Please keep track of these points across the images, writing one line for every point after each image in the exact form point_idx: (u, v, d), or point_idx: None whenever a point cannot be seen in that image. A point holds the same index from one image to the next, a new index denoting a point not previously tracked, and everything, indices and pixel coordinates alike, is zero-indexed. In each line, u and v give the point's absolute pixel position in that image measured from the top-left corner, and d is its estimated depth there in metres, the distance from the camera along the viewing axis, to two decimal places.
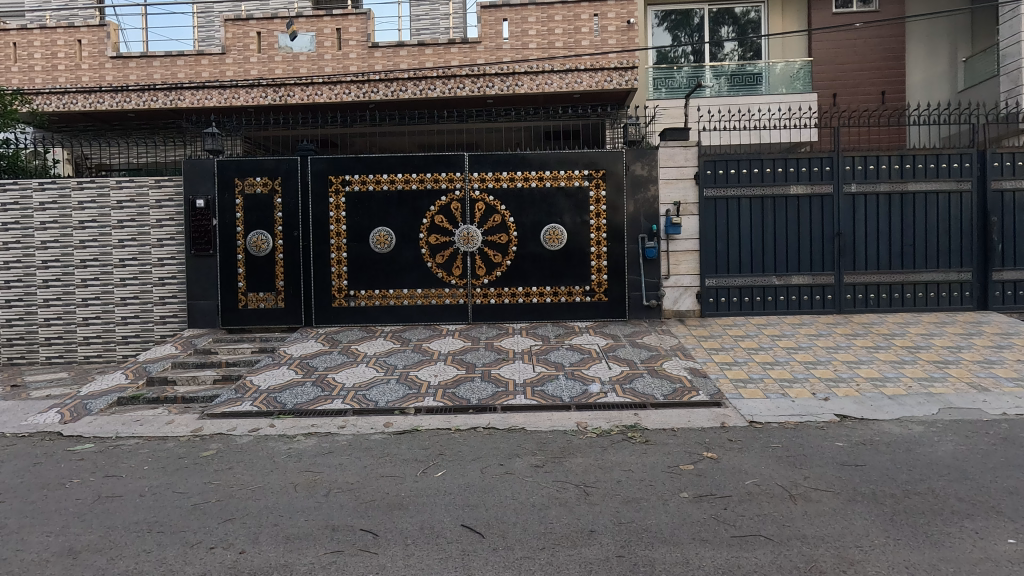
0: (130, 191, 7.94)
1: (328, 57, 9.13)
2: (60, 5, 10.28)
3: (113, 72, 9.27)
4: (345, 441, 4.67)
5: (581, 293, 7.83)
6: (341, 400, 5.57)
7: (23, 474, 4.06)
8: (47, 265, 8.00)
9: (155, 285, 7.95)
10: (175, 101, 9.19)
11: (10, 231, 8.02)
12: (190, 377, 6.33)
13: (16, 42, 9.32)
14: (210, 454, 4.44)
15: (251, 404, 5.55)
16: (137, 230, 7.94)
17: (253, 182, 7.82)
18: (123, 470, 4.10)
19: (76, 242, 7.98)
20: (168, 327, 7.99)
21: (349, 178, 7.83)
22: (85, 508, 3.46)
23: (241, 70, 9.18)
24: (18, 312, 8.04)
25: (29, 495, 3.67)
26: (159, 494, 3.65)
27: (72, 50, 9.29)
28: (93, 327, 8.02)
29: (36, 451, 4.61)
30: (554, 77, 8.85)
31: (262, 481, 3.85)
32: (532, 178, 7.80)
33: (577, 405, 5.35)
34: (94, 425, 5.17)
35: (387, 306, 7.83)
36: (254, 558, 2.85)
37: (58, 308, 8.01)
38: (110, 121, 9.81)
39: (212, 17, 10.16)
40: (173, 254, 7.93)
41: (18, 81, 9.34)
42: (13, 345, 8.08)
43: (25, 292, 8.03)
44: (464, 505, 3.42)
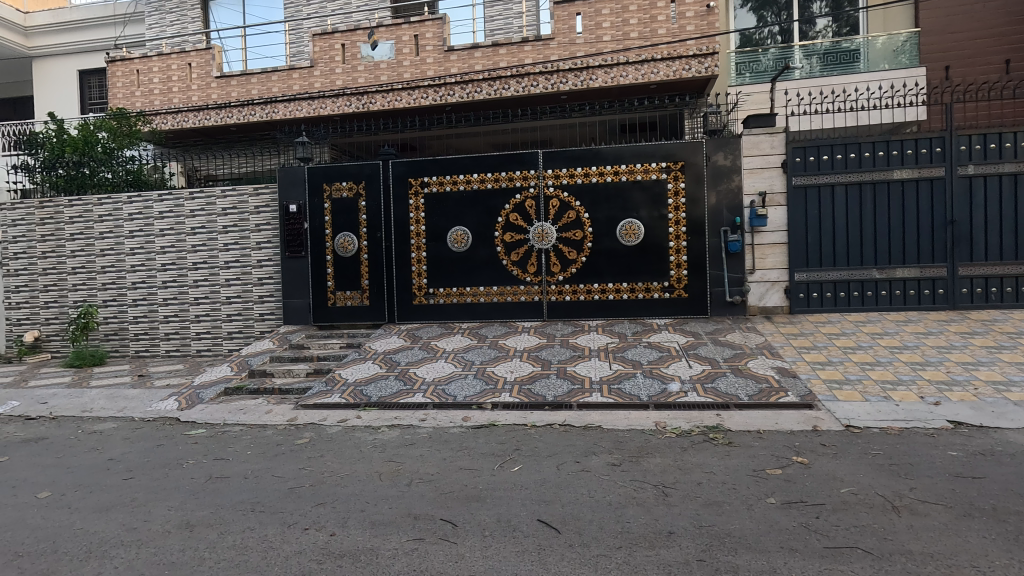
0: (233, 199, 8.67)
1: (407, 64, 9.47)
2: (173, 33, 11.40)
3: (217, 90, 10.14)
4: (426, 434, 4.85)
5: (659, 289, 7.62)
6: (422, 394, 5.79)
7: (149, 454, 4.57)
8: (165, 268, 8.92)
9: (255, 285, 8.64)
10: (271, 114, 9.90)
11: (135, 238, 9.01)
12: (286, 370, 6.83)
13: (138, 69, 10.44)
14: (304, 442, 4.77)
15: (340, 396, 5.90)
16: (239, 234, 8.67)
17: (339, 187, 8.29)
18: (230, 454, 4.50)
19: (189, 246, 8.83)
20: (267, 323, 8.65)
21: (427, 180, 8.09)
22: (199, 487, 3.83)
23: (327, 81, 9.73)
24: (142, 310, 9.02)
25: (153, 473, 4.12)
26: (261, 477, 3.98)
27: (183, 73, 10.25)
28: (203, 323, 8.83)
29: (158, 434, 5.16)
30: (629, 68, 8.67)
31: (350, 469, 4.08)
32: (607, 173, 7.69)
33: (655, 404, 5.22)
34: (206, 412, 5.70)
35: (464, 303, 8.03)
36: (344, 540, 3.03)
37: (174, 306, 8.90)
38: (216, 135, 10.70)
39: (302, 33, 10.85)
40: (270, 256, 8.58)
41: (141, 103, 10.43)
42: (138, 340, 9.07)
43: (148, 292, 8.99)
44: (539, 500, 3.46)
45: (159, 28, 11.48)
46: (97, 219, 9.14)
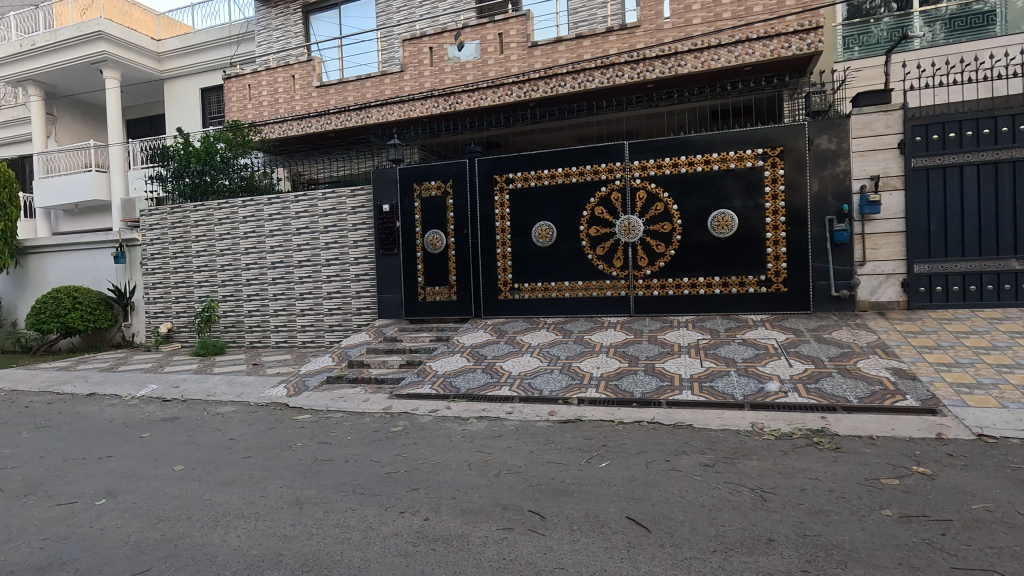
0: (333, 201, 9.26)
1: (492, 62, 9.60)
2: (279, 48, 12.35)
3: (317, 99, 10.85)
4: (513, 426, 4.93)
5: (755, 283, 7.20)
6: (508, 387, 5.88)
7: (263, 436, 5.00)
8: (274, 266, 9.70)
9: (352, 281, 9.18)
10: (365, 119, 10.44)
11: (249, 238, 9.88)
12: (381, 361, 7.22)
13: (250, 84, 11.42)
14: (399, 430, 5.01)
15: (431, 386, 6.14)
16: (338, 234, 9.25)
17: (429, 186, 8.59)
18: (333, 438, 4.83)
19: (295, 245, 9.55)
20: (363, 317, 9.16)
21: (512, 176, 8.18)
22: (306, 467, 4.15)
23: (416, 84, 10.12)
24: (255, 305, 9.88)
25: (268, 453, 4.52)
26: (360, 461, 4.24)
27: (288, 84, 11.07)
28: (307, 317, 9.52)
29: (271, 417, 5.64)
30: (721, 51, 8.22)
31: (442, 458, 4.24)
32: (697, 162, 7.38)
33: (751, 404, 4.96)
34: (311, 399, 6.15)
35: (550, 298, 8.03)
36: (436, 526, 3.15)
37: (282, 301, 9.66)
38: (317, 142, 11.40)
39: (392, 40, 11.35)
40: (366, 253, 9.08)
41: (252, 115, 11.36)
42: (252, 331, 9.94)
43: (259, 288, 9.83)
44: (628, 498, 3.39)
45: (267, 45, 12.49)
46: (217, 222, 10.13)
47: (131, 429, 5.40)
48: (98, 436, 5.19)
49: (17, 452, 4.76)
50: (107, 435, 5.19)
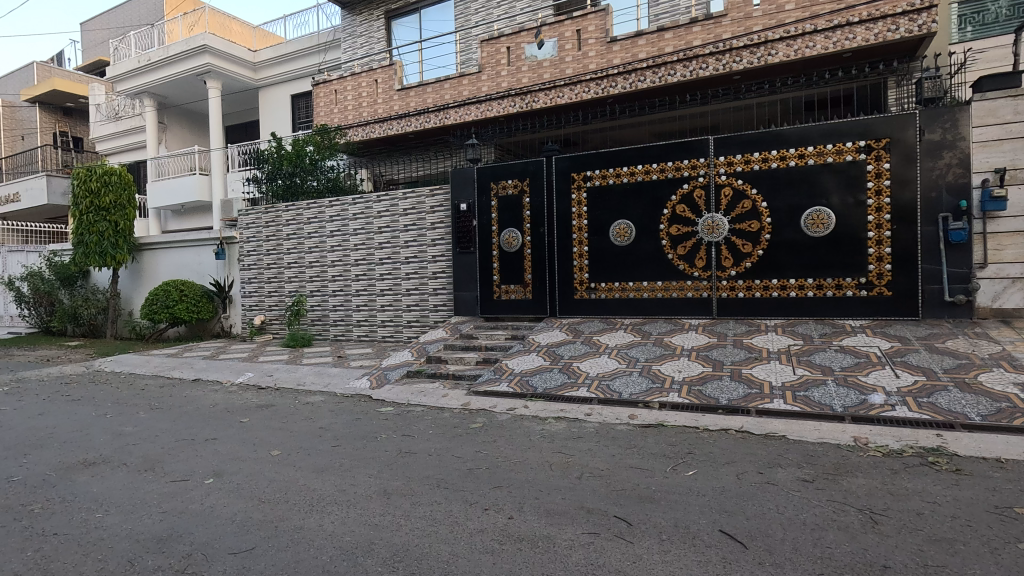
0: (412, 200, 9.53)
1: (569, 59, 9.51)
2: (363, 54, 12.87)
3: (399, 102, 11.22)
4: (592, 428, 4.85)
5: (854, 286, 6.68)
6: (586, 388, 5.79)
7: (351, 426, 5.22)
8: (357, 263, 10.13)
9: (430, 279, 9.40)
10: (444, 120, 10.66)
11: (334, 237, 10.37)
12: (458, 357, 7.35)
13: (336, 89, 11.98)
14: (478, 426, 5.07)
15: (508, 384, 6.17)
16: (417, 232, 9.51)
17: (506, 184, 8.64)
18: (415, 432, 4.95)
19: (376, 243, 9.92)
20: (440, 314, 9.36)
21: (591, 174, 8.07)
22: (392, 459, 4.28)
23: (494, 84, 10.21)
24: (339, 300, 10.36)
25: (356, 442, 4.71)
26: (443, 456, 4.31)
27: (372, 88, 11.52)
28: (387, 312, 9.85)
29: (356, 408, 5.88)
30: (818, 37, 7.69)
31: (523, 456, 4.23)
32: (790, 156, 6.95)
33: (852, 416, 4.60)
34: (393, 392, 6.35)
35: (627, 298, 7.86)
36: (521, 525, 3.14)
37: (364, 296, 10.06)
38: (398, 143, 11.77)
39: (470, 41, 11.52)
40: (444, 251, 9.28)
41: (339, 119, 11.92)
42: (336, 325, 10.43)
43: (343, 284, 10.29)
44: (720, 510, 3.23)
45: (352, 51, 13.06)
46: (306, 221, 10.71)
47: (233, 413, 5.80)
48: (204, 418, 5.62)
49: (136, 430, 5.23)
50: (212, 419, 5.60)
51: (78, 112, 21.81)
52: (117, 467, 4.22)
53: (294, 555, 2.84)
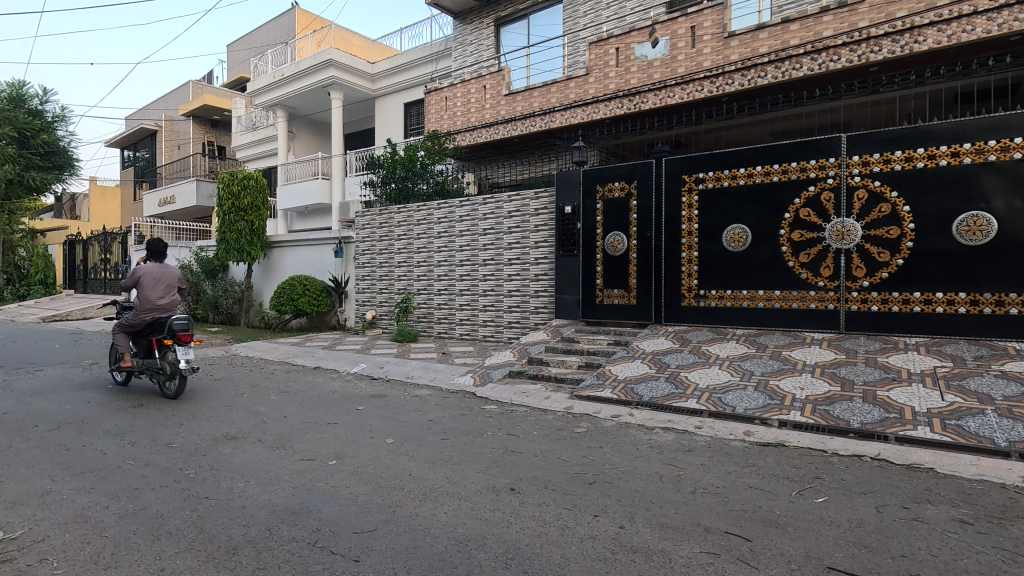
0: (517, 203, 9.67)
1: (681, 57, 9.17)
2: (473, 61, 13.29)
3: (505, 107, 11.46)
4: (704, 442, 4.61)
5: (1019, 303, 5.82)
6: (696, 400, 5.52)
7: (458, 421, 5.37)
8: (462, 263, 10.44)
9: (532, 280, 9.47)
10: (549, 123, 10.66)
11: (442, 237, 10.78)
12: (560, 360, 7.33)
13: (446, 96, 12.49)
14: (583, 431, 5.01)
15: (612, 391, 6.03)
16: (521, 234, 9.61)
17: (612, 187, 8.49)
18: (520, 432, 4.98)
19: (481, 244, 10.16)
20: (541, 316, 9.38)
21: (703, 176, 7.71)
22: (499, 456, 4.33)
23: (601, 86, 10.11)
24: (444, 298, 10.74)
25: (463, 437, 4.83)
26: (549, 458, 4.30)
27: (480, 94, 11.86)
28: (489, 312, 10.05)
29: (461, 404, 6.05)
30: (978, 20, 6.79)
31: (631, 465, 4.10)
32: (941, 154, 6.20)
33: (1019, 453, 3.99)
34: (497, 391, 6.47)
35: (740, 307, 7.40)
36: (634, 536, 3.04)
37: (468, 296, 10.35)
38: (503, 148, 12.00)
39: (578, 43, 11.49)
40: (547, 254, 9.30)
41: (448, 124, 12.40)
42: (440, 323, 10.81)
43: (448, 283, 10.66)
44: (858, 544, 2.93)
45: (462, 59, 13.53)
46: (416, 222, 11.24)
47: (350, 401, 6.20)
48: (325, 404, 6.05)
49: (268, 410, 5.75)
50: (332, 405, 6.02)
51: (223, 124, 24.58)
52: (254, 442, 4.65)
53: (411, 541, 2.95)
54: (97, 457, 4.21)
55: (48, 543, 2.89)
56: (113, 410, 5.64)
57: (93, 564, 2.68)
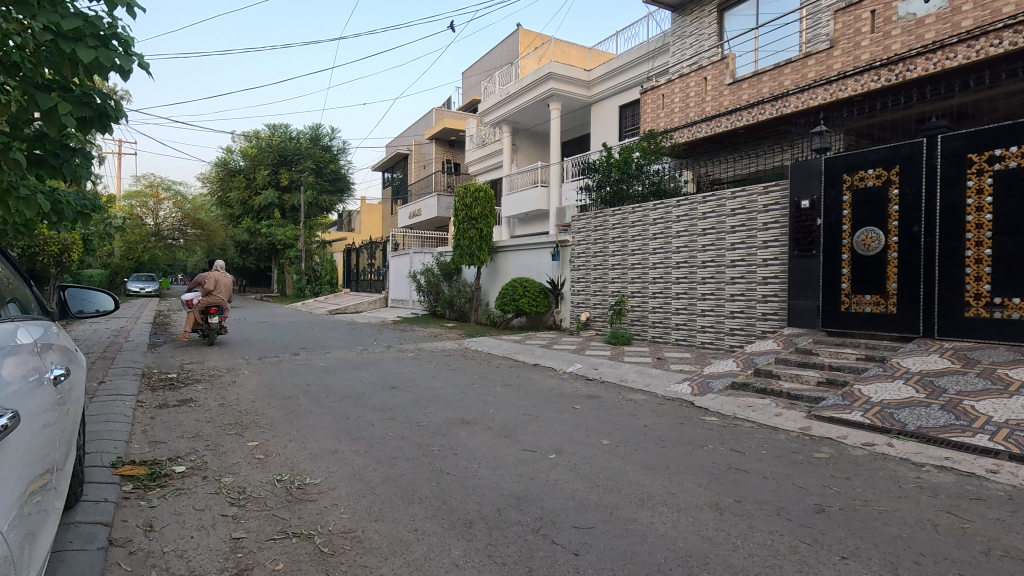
0: (742, 199, 8.90)
1: (968, 8, 7.51)
2: (692, 53, 12.64)
3: (729, 98, 10.73)
4: (1000, 491, 3.63)
5: None
6: (987, 437, 4.36)
7: (675, 430, 5.16)
8: (679, 265, 10.00)
9: (759, 284, 8.60)
10: (781, 109, 9.52)
11: (657, 239, 10.49)
12: (793, 374, 6.50)
13: (663, 94, 12.14)
14: (824, 457, 4.37)
15: (863, 415, 5.12)
16: (746, 234, 8.82)
17: (864, 175, 7.28)
18: (746, 449, 4.57)
19: (700, 245, 9.61)
20: (769, 323, 8.47)
21: (1001, 154, 6.11)
22: (721, 473, 4.03)
23: (849, 59, 8.83)
24: (659, 302, 10.41)
25: (681, 448, 4.62)
26: (781, 482, 3.85)
27: (701, 87, 11.27)
28: (708, 318, 9.42)
29: (679, 413, 5.80)
30: None
31: (892, 507, 3.44)
32: None
33: None
34: (718, 402, 6.04)
35: None
36: None
37: (685, 300, 9.85)
38: (726, 141, 11.17)
39: (819, 14, 10.11)
40: (777, 254, 8.37)
41: (664, 122, 12.07)
42: (655, 326, 10.51)
43: (664, 286, 10.31)
44: None
45: (681, 53, 12.95)
46: (631, 224, 11.15)
47: (567, 399, 6.45)
48: (545, 400, 6.39)
49: (495, 401, 6.30)
50: (550, 401, 6.34)
51: (458, 144, 27.83)
52: (484, 429, 5.15)
53: (629, 545, 2.93)
54: (368, 427, 5.14)
55: (337, 491, 3.62)
56: (378, 389, 6.81)
57: (367, 515, 3.27)
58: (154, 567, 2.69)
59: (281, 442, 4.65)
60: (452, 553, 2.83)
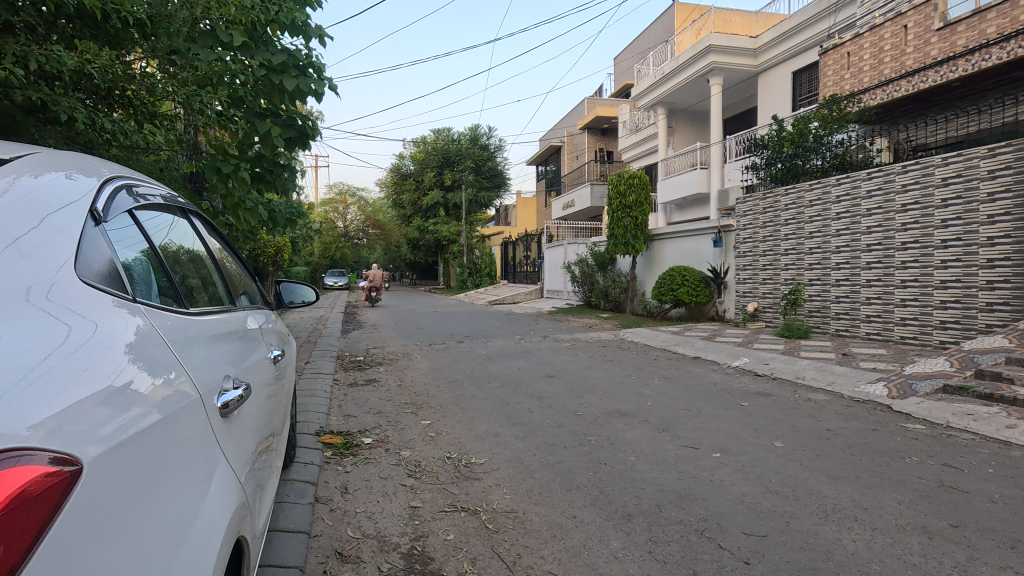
0: (957, 165, 7.42)
1: None
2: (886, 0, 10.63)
3: (938, 45, 9.18)
4: None
5: None
6: None
7: (867, 436, 4.51)
8: (871, 248, 8.68)
9: (981, 268, 7.10)
10: (1015, 50, 7.88)
11: (842, 219, 9.21)
12: None
13: (850, 51, 10.85)
14: None
15: None
16: (963, 208, 7.33)
17: None
18: (965, 466, 3.82)
19: (898, 224, 8.23)
20: (996, 316, 6.96)
21: None
22: (930, 491, 3.43)
23: None
24: (845, 290, 9.13)
25: (875, 457, 4.02)
26: (1016, 510, 3.15)
27: (898, 38, 9.84)
28: (910, 309, 8.04)
29: (871, 417, 5.06)
30: None
31: None
32: None
33: None
34: (925, 408, 5.14)
35: None
36: None
37: (879, 288, 8.52)
38: (934, 98, 9.51)
39: None
40: (1007, 230, 6.84)
41: (850, 85, 10.82)
42: (840, 319, 9.28)
43: (852, 273, 9.02)
44: None
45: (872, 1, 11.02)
46: (808, 204, 9.95)
47: (733, 395, 6.00)
48: (708, 395, 6.04)
49: (653, 394, 6.10)
50: (714, 396, 5.96)
51: (611, 131, 27.34)
52: (643, 422, 5.02)
53: (810, 560, 2.64)
54: (527, 413, 5.32)
55: (500, 472, 3.82)
56: (536, 377, 7.04)
57: (529, 497, 3.39)
58: (349, 525, 3.09)
59: (450, 422, 5.04)
60: (610, 544, 2.81)
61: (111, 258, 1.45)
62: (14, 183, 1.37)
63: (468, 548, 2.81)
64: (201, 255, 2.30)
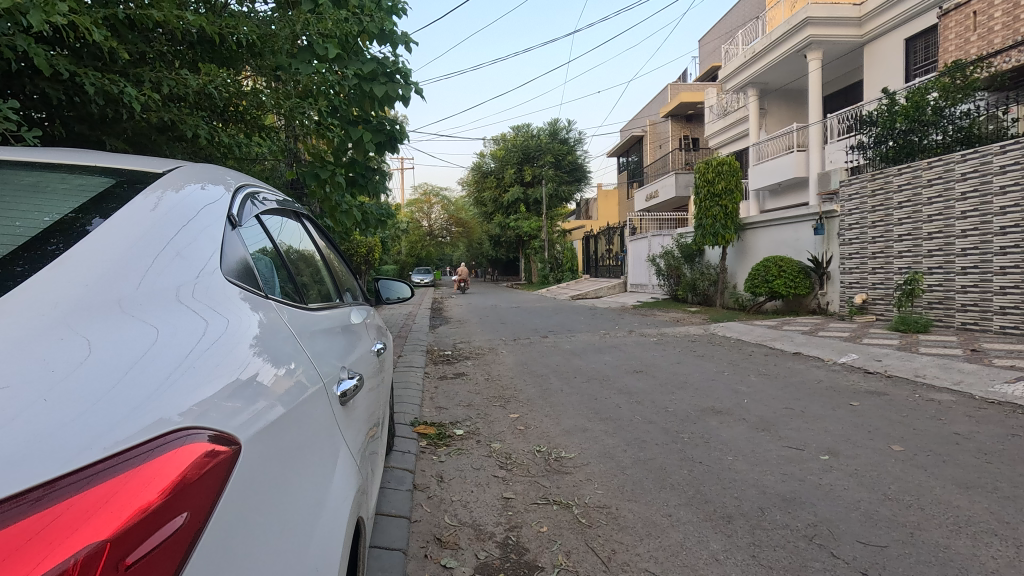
0: None
1: None
2: None
3: None
4: None
5: None
6: None
7: (1005, 442, 4.01)
8: (1005, 231, 7.69)
9: None
10: None
11: (969, 199, 8.23)
12: None
13: (977, 10, 9.71)
14: None
15: None
16: None
17: None
18: None
19: None
20: None
21: None
22: None
23: None
24: (973, 279, 8.17)
25: (1016, 466, 3.57)
26: None
27: None
28: None
29: (1010, 421, 4.49)
30: None
31: None
32: None
33: None
34: None
35: None
36: None
37: (1016, 276, 7.54)
38: None
39: None
40: None
41: (976, 48, 9.76)
42: (967, 311, 8.31)
43: (981, 259, 8.04)
44: None
45: None
46: (926, 184, 8.99)
47: (842, 394, 5.56)
48: (812, 393, 5.64)
49: (750, 391, 5.79)
50: (820, 395, 5.56)
51: (697, 117, 26.22)
52: (740, 420, 4.78)
53: None
54: (616, 409, 5.25)
55: (591, 467, 3.79)
56: (623, 372, 6.92)
57: (621, 494, 3.35)
58: (446, 512, 3.21)
59: (538, 416, 5.08)
60: (711, 546, 2.71)
61: (240, 261, 1.59)
62: (162, 197, 1.53)
63: (563, 541, 2.83)
64: (310, 255, 2.47)
